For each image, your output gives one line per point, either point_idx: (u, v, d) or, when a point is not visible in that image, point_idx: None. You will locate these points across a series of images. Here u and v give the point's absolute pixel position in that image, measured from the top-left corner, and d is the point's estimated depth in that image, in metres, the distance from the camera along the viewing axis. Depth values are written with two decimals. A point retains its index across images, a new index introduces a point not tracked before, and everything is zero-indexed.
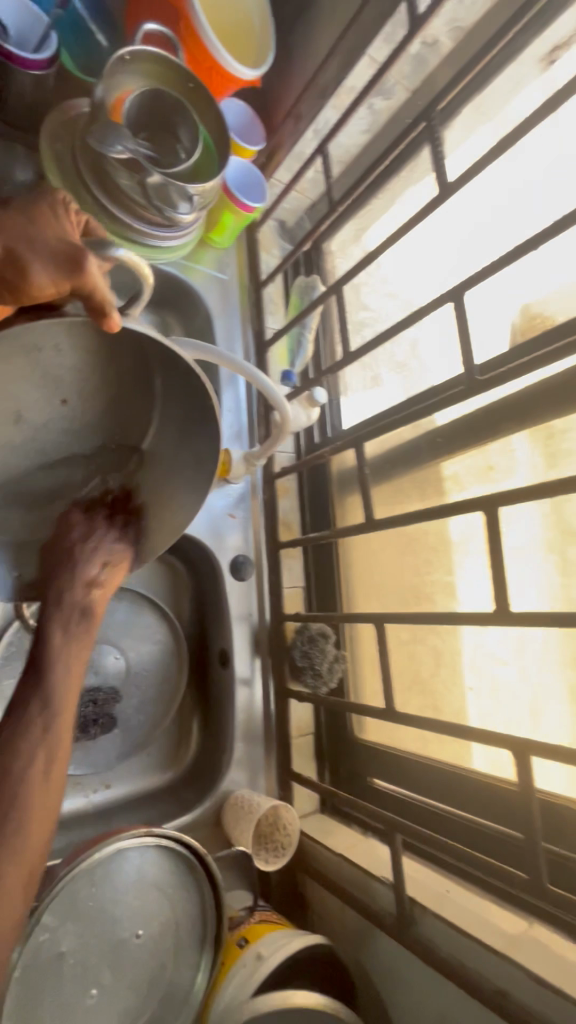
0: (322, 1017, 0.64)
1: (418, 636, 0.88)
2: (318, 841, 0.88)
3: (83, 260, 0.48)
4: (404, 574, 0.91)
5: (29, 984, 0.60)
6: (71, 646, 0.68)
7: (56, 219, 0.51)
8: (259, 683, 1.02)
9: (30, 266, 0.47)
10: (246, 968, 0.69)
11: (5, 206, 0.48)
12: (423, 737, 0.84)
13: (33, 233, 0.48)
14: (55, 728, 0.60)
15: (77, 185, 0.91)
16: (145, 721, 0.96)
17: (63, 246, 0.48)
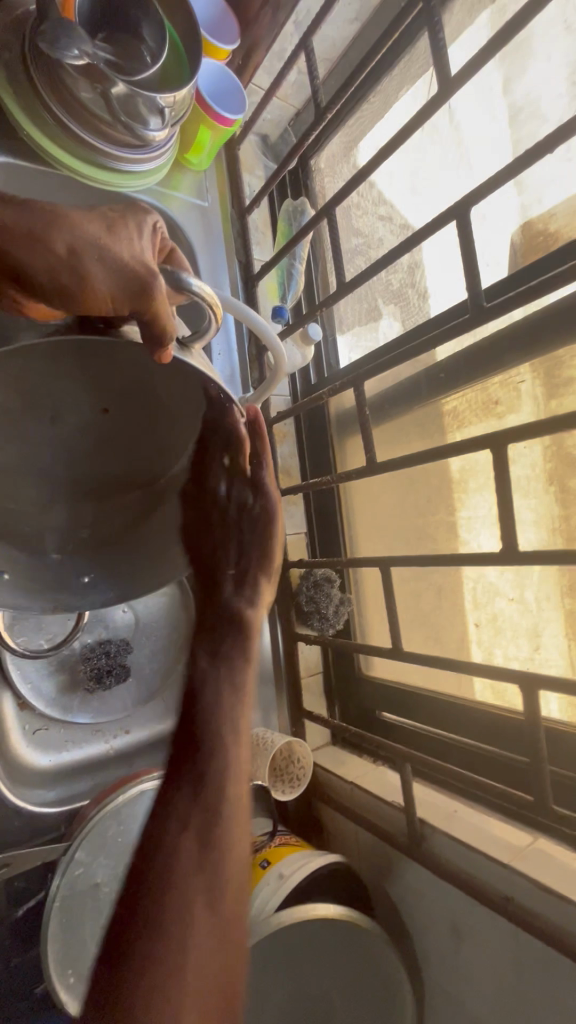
0: (342, 925, 0.69)
1: (423, 577, 0.88)
2: (331, 771, 0.92)
3: (155, 283, 0.44)
4: (407, 516, 0.90)
5: (69, 912, 0.65)
6: (220, 673, 0.64)
7: (138, 237, 0.45)
8: (266, 628, 1.03)
9: (91, 274, 0.42)
10: (269, 885, 0.74)
11: (88, 209, 0.44)
12: (430, 671, 0.86)
13: (107, 245, 0.43)
14: (216, 787, 0.51)
15: (32, 101, 0.80)
16: (157, 669, 0.99)
17: (138, 262, 0.44)
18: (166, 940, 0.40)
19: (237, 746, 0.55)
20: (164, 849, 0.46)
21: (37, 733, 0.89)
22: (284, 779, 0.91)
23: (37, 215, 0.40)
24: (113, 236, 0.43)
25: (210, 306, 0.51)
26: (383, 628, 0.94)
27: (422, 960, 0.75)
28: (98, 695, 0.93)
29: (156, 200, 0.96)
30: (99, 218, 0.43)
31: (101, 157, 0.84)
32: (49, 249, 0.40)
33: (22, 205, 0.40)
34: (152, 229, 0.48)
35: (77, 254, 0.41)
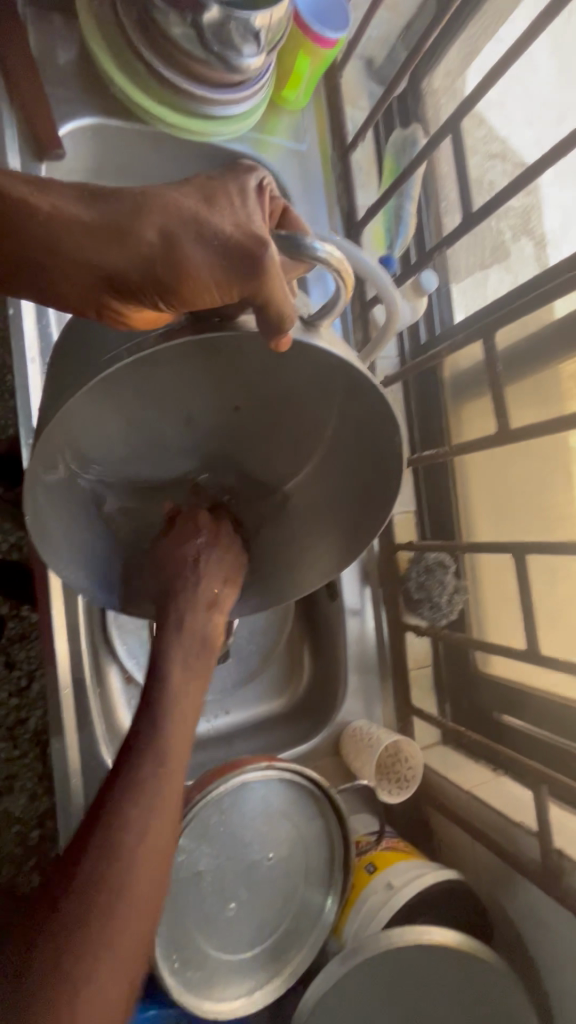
0: (461, 957, 0.62)
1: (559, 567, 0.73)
2: (443, 776, 0.84)
3: (260, 252, 0.36)
4: (539, 494, 0.76)
5: (172, 898, 0.63)
6: (188, 654, 0.52)
7: (240, 204, 0.38)
8: (370, 614, 0.94)
9: (186, 257, 0.36)
10: (377, 896, 0.70)
11: (182, 186, 0.38)
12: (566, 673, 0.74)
13: (204, 220, 0.36)
14: (168, 749, 0.44)
15: (126, 52, 0.77)
16: (256, 650, 0.97)
17: (239, 231, 0.37)
18: (87, 921, 0.36)
19: (191, 713, 0.48)
20: (104, 824, 0.39)
21: None
22: (391, 777, 0.85)
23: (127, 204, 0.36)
24: (208, 207, 0.37)
25: (337, 268, 0.42)
26: (513, 620, 0.81)
27: (556, 1011, 0.64)
28: None
29: (250, 148, 0.88)
30: (192, 191, 0.37)
31: (194, 105, 0.80)
32: (139, 239, 0.36)
33: (112, 199, 0.37)
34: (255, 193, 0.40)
35: (170, 240, 0.36)
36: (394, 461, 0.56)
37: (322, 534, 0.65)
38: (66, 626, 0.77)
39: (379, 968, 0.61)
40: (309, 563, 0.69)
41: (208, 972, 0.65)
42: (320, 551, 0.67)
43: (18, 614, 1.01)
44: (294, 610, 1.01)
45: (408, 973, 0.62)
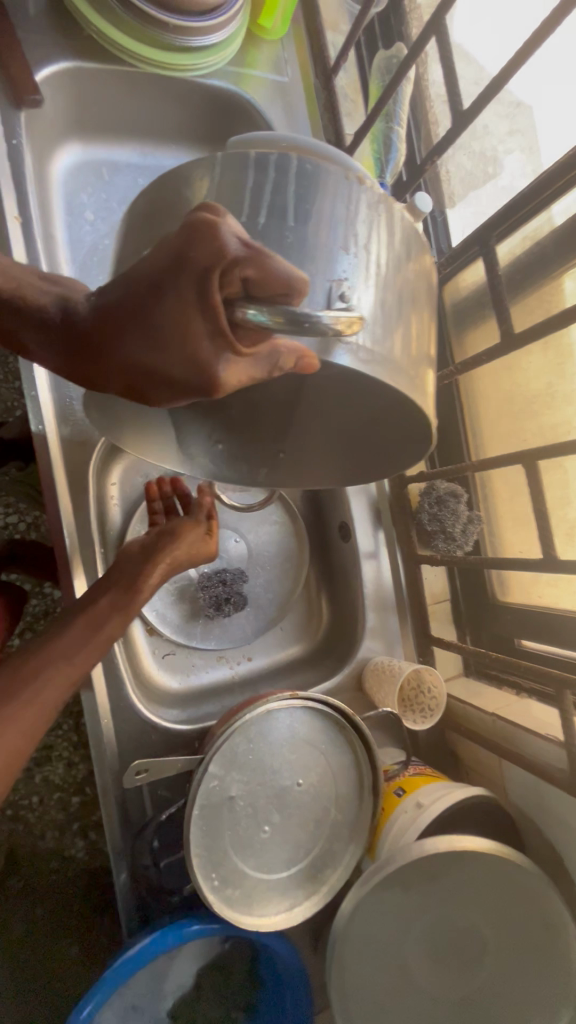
0: (493, 861, 0.62)
1: (570, 484, 0.71)
2: (467, 703, 0.84)
3: (214, 381, 0.39)
4: (548, 409, 0.75)
5: (207, 820, 0.65)
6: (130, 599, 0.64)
7: (189, 329, 0.37)
8: (384, 555, 0.95)
9: (152, 390, 0.42)
10: (407, 815, 0.71)
11: (130, 315, 0.38)
12: None
13: (156, 362, 0.39)
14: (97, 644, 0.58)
15: None
16: (273, 597, 0.98)
17: (186, 365, 0.38)
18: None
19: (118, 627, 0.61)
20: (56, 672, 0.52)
21: (166, 656, 0.92)
22: (416, 708, 0.85)
23: (90, 343, 0.39)
24: (154, 348, 0.38)
25: (346, 331, 0.41)
26: (527, 531, 0.81)
27: None
28: (218, 621, 0.94)
29: (229, 84, 0.86)
30: (142, 325, 0.38)
31: (175, 38, 0.78)
32: (110, 382, 0.42)
33: (80, 336, 0.39)
34: (201, 284, 0.35)
35: (132, 384, 0.42)
36: (413, 451, 0.63)
37: (331, 464, 0.73)
38: (85, 576, 0.78)
39: (410, 872, 0.63)
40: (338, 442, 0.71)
41: (245, 891, 0.67)
42: (339, 449, 0.72)
43: (41, 589, 1.03)
44: (309, 558, 1.02)
45: (440, 877, 0.64)
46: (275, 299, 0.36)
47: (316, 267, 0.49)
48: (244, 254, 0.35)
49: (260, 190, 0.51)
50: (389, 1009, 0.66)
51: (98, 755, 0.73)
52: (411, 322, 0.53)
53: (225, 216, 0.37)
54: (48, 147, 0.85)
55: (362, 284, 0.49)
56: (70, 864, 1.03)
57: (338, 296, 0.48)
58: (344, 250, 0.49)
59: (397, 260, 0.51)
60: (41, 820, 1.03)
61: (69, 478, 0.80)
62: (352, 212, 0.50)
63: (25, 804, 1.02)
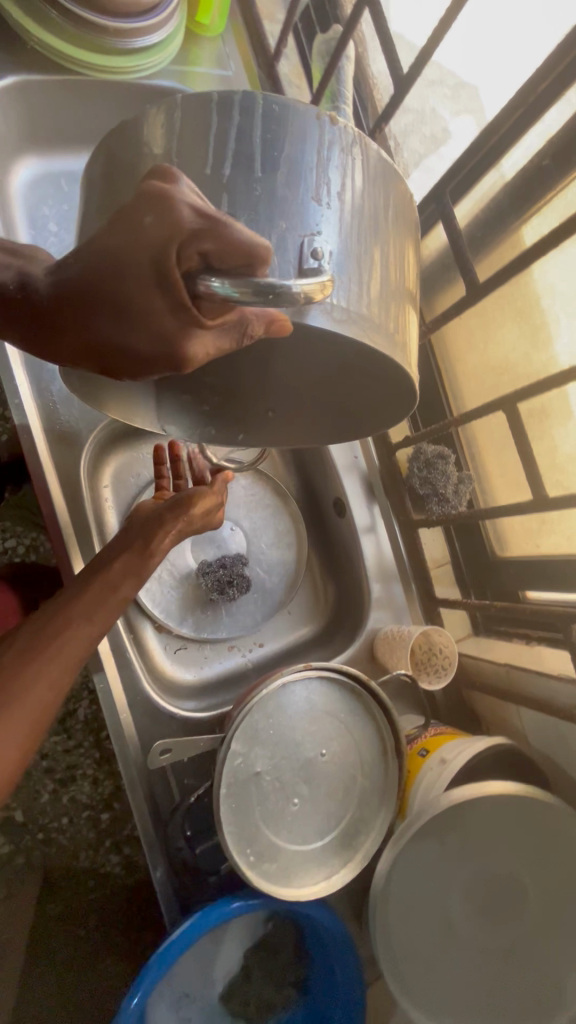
0: (521, 803, 0.63)
1: (552, 425, 0.72)
2: (478, 658, 0.85)
3: (183, 353, 0.42)
4: (523, 356, 0.77)
5: (237, 796, 0.66)
6: (138, 564, 0.66)
7: (154, 303, 0.38)
8: (381, 526, 0.97)
9: (127, 363, 0.45)
10: (432, 771, 0.71)
11: (96, 291, 0.39)
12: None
13: (128, 338, 0.41)
14: (114, 600, 0.60)
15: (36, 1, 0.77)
16: (277, 580, 0.99)
17: (155, 339, 0.41)
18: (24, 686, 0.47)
19: (131, 588, 0.63)
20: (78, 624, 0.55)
21: (178, 650, 0.92)
22: (429, 669, 0.86)
23: (63, 318, 0.42)
24: (120, 320, 0.40)
25: (315, 297, 0.41)
26: (517, 481, 0.82)
27: None
28: (226, 608, 0.95)
29: (174, 81, 0.87)
30: (108, 299, 0.39)
31: (116, 41, 0.80)
32: (88, 355, 0.45)
33: (53, 313, 0.42)
34: (159, 259, 0.36)
35: (107, 353, 0.44)
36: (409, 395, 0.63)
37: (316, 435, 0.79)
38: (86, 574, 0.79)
39: (442, 821, 0.64)
40: (324, 403, 0.73)
41: (281, 863, 0.67)
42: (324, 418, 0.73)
43: None
44: (307, 539, 1.03)
45: (471, 823, 0.65)
46: (238, 270, 0.36)
47: (288, 222, 0.50)
48: (201, 229, 0.35)
49: (224, 137, 0.51)
50: (437, 964, 0.66)
51: (122, 752, 0.74)
52: (389, 280, 0.54)
53: (182, 185, 0.37)
54: (5, 163, 0.86)
55: (334, 237, 0.51)
56: (106, 874, 1.03)
57: (312, 252, 0.49)
58: (316, 202, 0.51)
59: (372, 209, 0.53)
60: (73, 839, 1.02)
61: (64, 486, 0.81)
62: (322, 167, 0.51)
63: (55, 826, 1.02)
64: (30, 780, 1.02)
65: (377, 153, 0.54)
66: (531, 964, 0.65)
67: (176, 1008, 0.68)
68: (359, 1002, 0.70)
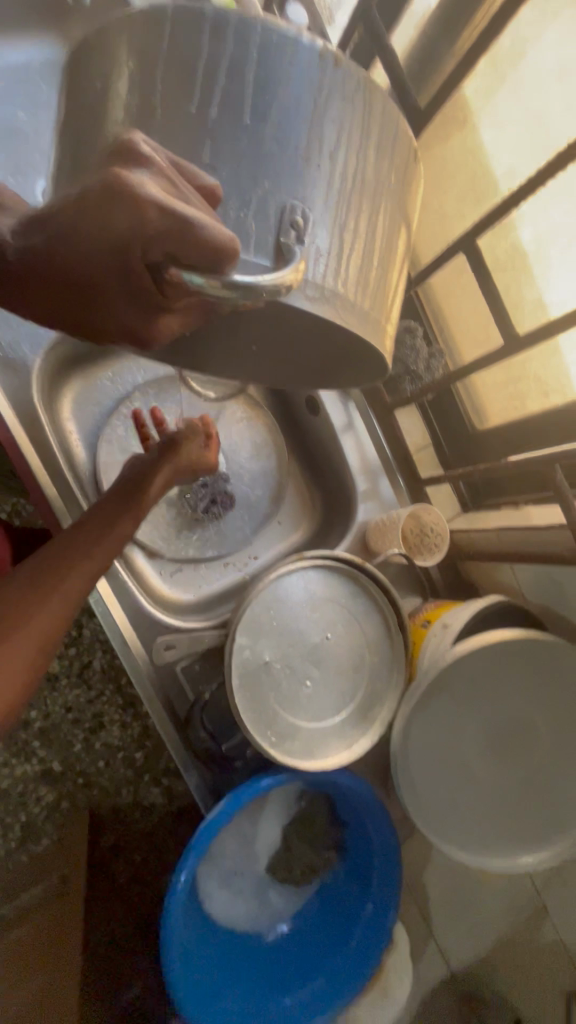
0: (521, 644, 0.65)
1: (511, 265, 0.69)
2: (468, 530, 0.85)
3: (150, 331, 0.40)
4: (470, 199, 0.71)
5: (250, 683, 0.68)
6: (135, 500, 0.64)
7: (121, 288, 0.36)
8: (359, 422, 0.95)
9: (95, 333, 0.42)
10: (436, 637, 0.71)
11: (57, 274, 0.35)
12: (542, 376, 0.73)
13: (94, 312, 0.39)
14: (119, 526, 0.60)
15: None
16: (262, 493, 0.97)
17: (122, 320, 0.39)
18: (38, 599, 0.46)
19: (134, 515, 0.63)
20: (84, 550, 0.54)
21: (174, 574, 0.91)
22: (422, 549, 0.86)
23: (18, 288, 0.38)
24: (84, 299, 0.37)
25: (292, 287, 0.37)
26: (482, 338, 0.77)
27: None
28: (213, 527, 0.94)
29: None
30: (62, 279, 0.35)
31: None
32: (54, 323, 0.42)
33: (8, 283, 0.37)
34: (123, 256, 0.33)
35: (72, 323, 0.41)
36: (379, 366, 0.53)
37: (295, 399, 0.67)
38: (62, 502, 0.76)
39: (446, 669, 0.67)
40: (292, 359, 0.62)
41: (303, 741, 0.70)
42: None
43: None
44: (286, 449, 1.00)
45: (475, 667, 0.68)
46: (207, 266, 0.33)
47: (273, 181, 0.40)
48: (168, 228, 0.31)
49: (215, 62, 0.39)
50: (459, 804, 0.70)
51: (134, 671, 0.75)
52: (372, 256, 0.45)
53: (144, 172, 0.32)
54: None
55: (319, 209, 0.41)
56: (147, 805, 1.06)
57: (294, 223, 0.40)
58: (306, 161, 0.41)
59: (369, 174, 0.43)
60: (113, 778, 1.05)
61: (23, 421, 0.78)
62: (319, 129, 0.41)
63: (94, 770, 1.04)
64: (59, 731, 1.03)
65: (387, 103, 0.43)
66: (546, 784, 0.69)
67: (227, 877, 0.73)
68: (394, 858, 0.73)
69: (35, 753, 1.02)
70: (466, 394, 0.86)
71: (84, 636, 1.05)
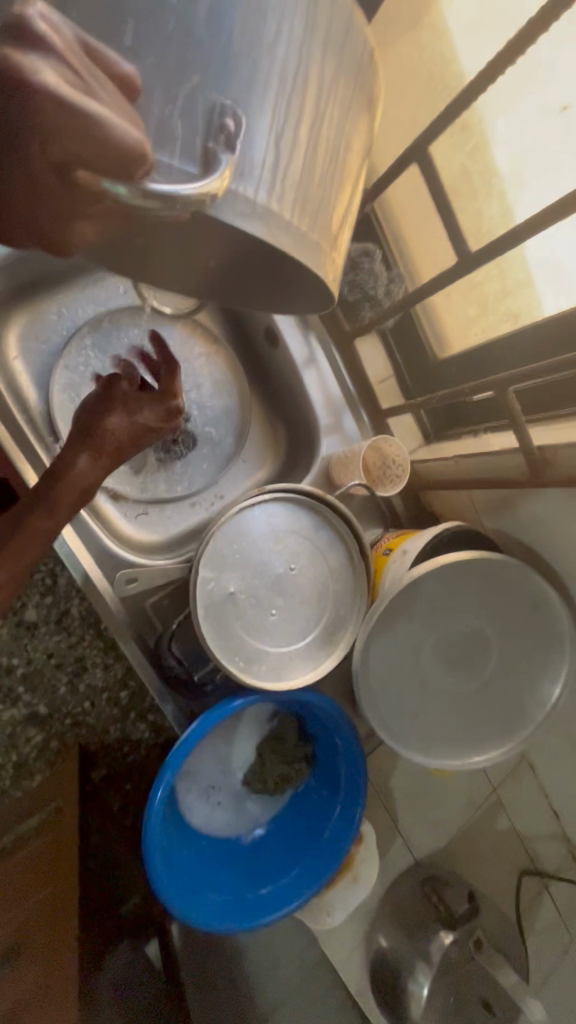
0: (475, 563, 0.68)
1: (472, 175, 0.67)
2: (429, 461, 0.87)
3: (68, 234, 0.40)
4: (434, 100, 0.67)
5: (216, 613, 0.70)
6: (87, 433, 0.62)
7: (29, 183, 0.36)
8: (321, 356, 0.93)
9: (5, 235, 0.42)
10: (395, 562, 0.74)
11: None
12: (501, 295, 0.72)
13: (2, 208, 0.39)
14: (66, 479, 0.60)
15: None
16: (225, 432, 0.96)
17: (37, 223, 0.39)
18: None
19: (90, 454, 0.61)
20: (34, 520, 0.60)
21: (140, 516, 0.91)
22: (385, 482, 0.87)
23: None
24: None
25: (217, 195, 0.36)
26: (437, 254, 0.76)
27: (570, 582, 0.73)
28: (177, 468, 0.93)
29: None
30: None
31: None
32: None
33: None
34: (26, 148, 0.33)
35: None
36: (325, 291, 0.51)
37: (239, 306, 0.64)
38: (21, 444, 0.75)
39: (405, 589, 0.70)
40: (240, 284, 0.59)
41: (270, 667, 0.73)
42: None
43: None
44: (247, 384, 0.98)
45: (433, 587, 0.71)
46: (119, 171, 0.33)
47: (202, 75, 0.36)
48: (65, 124, 0.32)
49: None
50: (419, 714, 0.75)
51: (105, 610, 0.76)
52: (316, 168, 0.42)
53: (38, 57, 0.31)
54: None
55: (256, 112, 0.38)
56: (134, 741, 1.11)
57: (225, 126, 0.36)
58: (240, 55, 0.37)
59: (314, 68, 0.39)
60: (100, 717, 1.09)
61: None
62: (253, 17, 0.37)
63: (81, 711, 1.08)
64: (43, 674, 1.06)
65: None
66: (495, 687, 0.76)
67: (204, 793, 0.79)
68: (360, 768, 0.79)
69: (20, 697, 1.05)
70: (428, 322, 0.85)
71: (59, 583, 1.06)
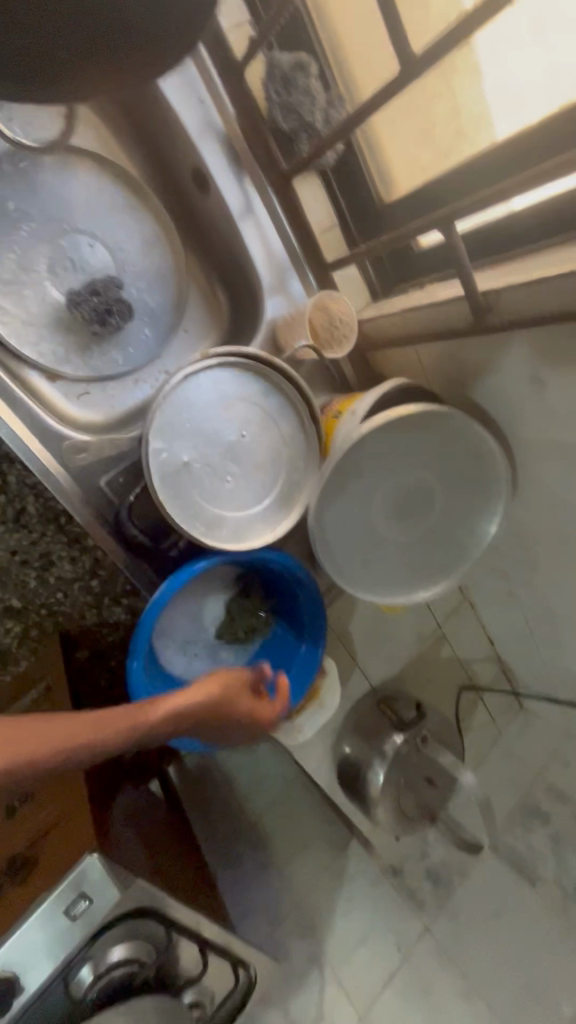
0: (420, 413, 0.71)
1: None
2: (377, 317, 0.85)
3: None
4: None
5: (173, 482, 0.72)
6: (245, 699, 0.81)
7: None
8: (258, 203, 0.84)
9: None
10: (347, 422, 0.75)
11: None
12: (454, 118, 0.67)
13: None
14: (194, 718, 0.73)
15: None
16: (162, 300, 0.89)
17: None
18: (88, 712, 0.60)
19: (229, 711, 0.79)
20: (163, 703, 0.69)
21: (83, 396, 0.87)
22: (332, 344, 0.84)
23: None
24: None
25: None
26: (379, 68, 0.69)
27: (508, 427, 0.78)
28: (115, 341, 0.87)
29: None
30: None
31: None
32: None
33: None
34: None
35: None
36: None
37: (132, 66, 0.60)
38: None
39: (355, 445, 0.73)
40: None
41: (231, 531, 0.76)
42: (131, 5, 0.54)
43: None
44: (180, 242, 0.90)
45: (381, 442, 0.74)
46: None
47: None
48: None
49: None
50: (372, 561, 0.82)
51: (59, 490, 0.76)
52: None
53: None
54: None
55: None
56: (111, 624, 1.16)
57: None
58: None
59: None
60: (74, 604, 1.13)
61: None
62: None
63: (54, 598, 1.11)
64: (11, 571, 1.07)
65: None
66: (439, 531, 0.83)
67: (181, 647, 0.86)
68: (321, 613, 0.87)
69: None
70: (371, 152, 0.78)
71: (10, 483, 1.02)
